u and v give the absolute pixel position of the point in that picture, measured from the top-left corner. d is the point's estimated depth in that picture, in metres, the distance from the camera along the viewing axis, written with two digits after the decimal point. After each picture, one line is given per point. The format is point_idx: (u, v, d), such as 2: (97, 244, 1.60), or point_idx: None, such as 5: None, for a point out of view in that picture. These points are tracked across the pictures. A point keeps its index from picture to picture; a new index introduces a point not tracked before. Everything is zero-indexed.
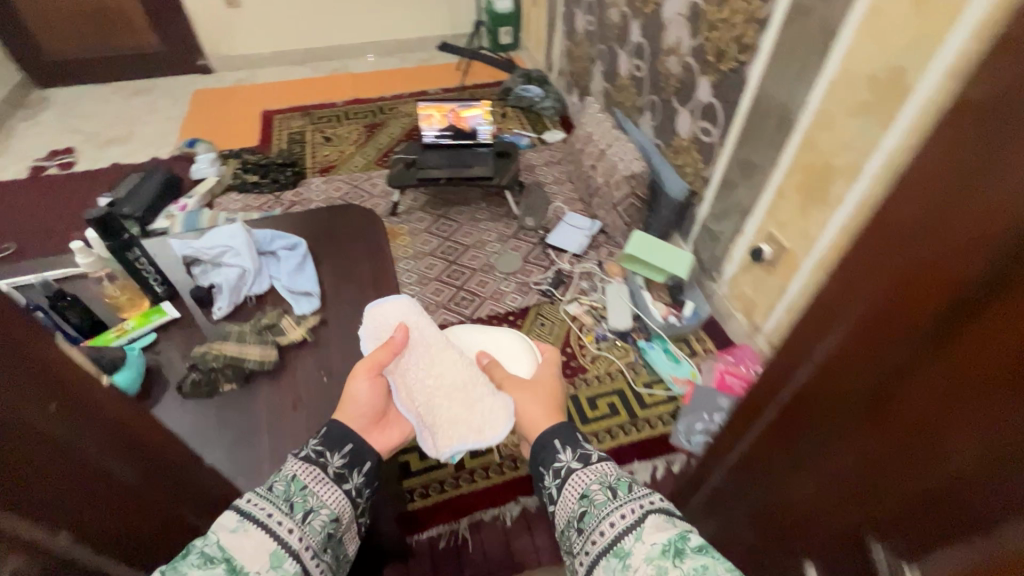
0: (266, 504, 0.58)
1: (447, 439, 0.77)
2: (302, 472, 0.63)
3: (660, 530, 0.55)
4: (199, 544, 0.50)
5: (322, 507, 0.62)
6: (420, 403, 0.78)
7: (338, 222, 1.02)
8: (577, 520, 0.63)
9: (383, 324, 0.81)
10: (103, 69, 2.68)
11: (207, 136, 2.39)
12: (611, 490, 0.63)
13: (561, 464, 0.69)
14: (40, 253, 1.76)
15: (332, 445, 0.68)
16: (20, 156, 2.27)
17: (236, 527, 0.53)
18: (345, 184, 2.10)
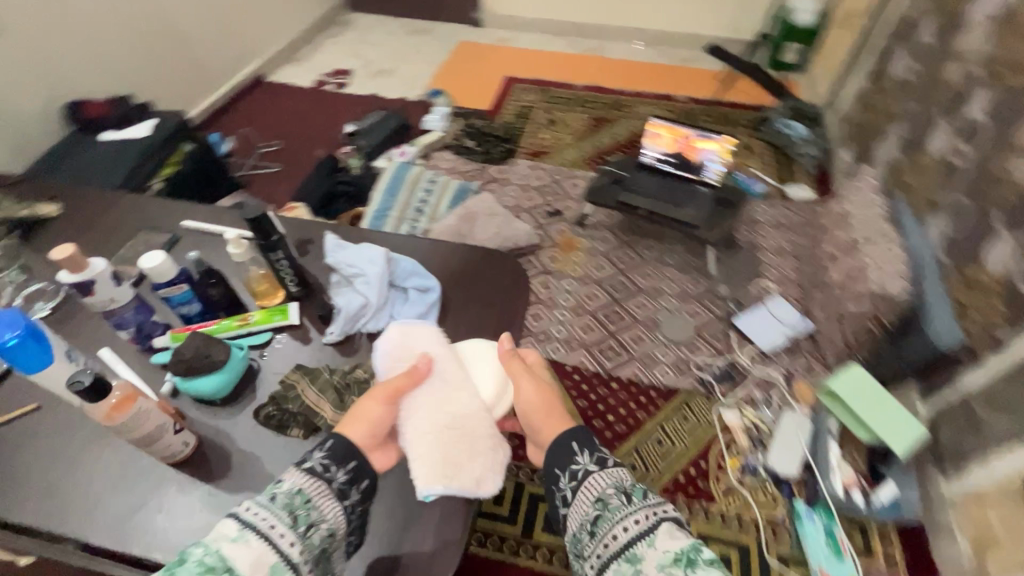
0: (265, 513, 0.57)
1: (434, 474, 0.65)
2: (306, 485, 0.61)
3: (682, 551, 0.57)
4: (197, 553, 0.53)
5: (321, 517, 0.60)
6: (417, 426, 0.68)
7: (488, 267, 0.89)
8: (592, 525, 0.63)
9: (410, 345, 0.74)
10: (398, 5, 2.99)
11: (451, 87, 2.52)
12: (625, 498, 0.63)
13: (578, 467, 0.68)
14: (292, 158, 2.08)
15: (338, 458, 0.64)
16: (313, 65, 2.67)
17: (236, 537, 0.55)
18: (547, 175, 2.03)
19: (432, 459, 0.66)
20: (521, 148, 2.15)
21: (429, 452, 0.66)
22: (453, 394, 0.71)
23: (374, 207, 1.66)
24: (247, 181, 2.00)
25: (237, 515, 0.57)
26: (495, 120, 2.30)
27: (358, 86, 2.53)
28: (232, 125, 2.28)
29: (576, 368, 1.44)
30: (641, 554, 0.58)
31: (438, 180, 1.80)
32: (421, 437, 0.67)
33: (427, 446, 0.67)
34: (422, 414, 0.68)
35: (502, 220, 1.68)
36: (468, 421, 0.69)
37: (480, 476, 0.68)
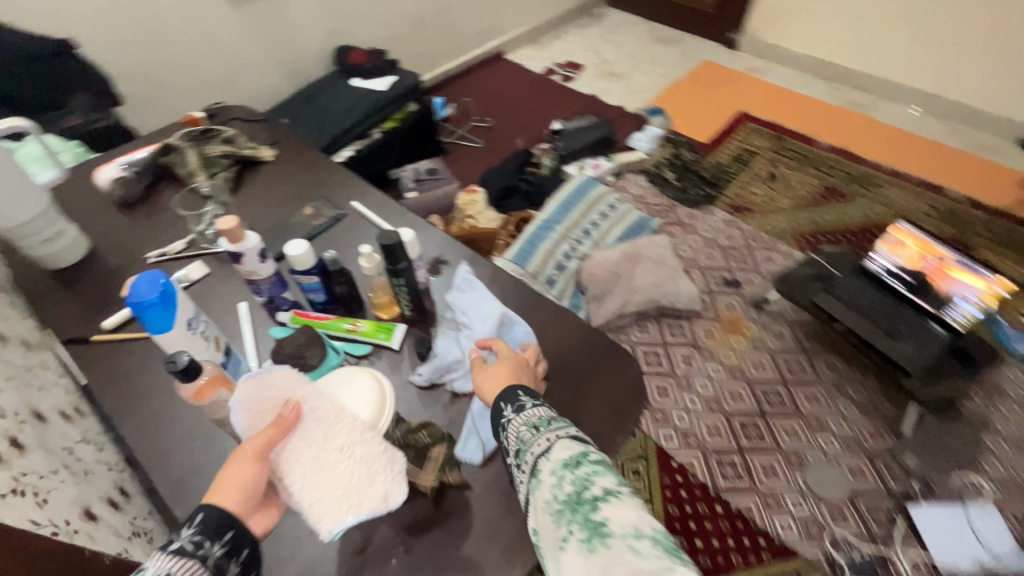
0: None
1: (337, 511, 0.46)
2: (175, 567, 0.41)
3: (573, 455, 0.47)
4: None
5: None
6: (299, 475, 0.47)
7: (607, 367, 0.66)
8: (513, 458, 0.51)
9: (263, 388, 0.49)
10: (653, 9, 2.87)
11: (675, 108, 2.34)
12: (534, 425, 0.51)
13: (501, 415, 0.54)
14: (495, 141, 2.15)
15: (211, 530, 0.44)
16: (550, 52, 2.71)
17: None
18: (741, 237, 1.78)
19: (333, 497, 0.46)
20: (723, 197, 1.91)
21: (323, 491, 0.47)
22: (328, 422, 0.49)
23: (545, 216, 1.59)
24: (449, 149, 2.12)
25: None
26: (707, 157, 2.08)
27: (582, 83, 2.50)
28: (458, 92, 2.42)
29: (682, 468, 1.26)
30: (540, 470, 0.47)
31: (620, 206, 1.69)
32: (309, 483, 0.47)
33: (318, 486, 0.47)
34: (298, 458, 0.47)
35: (668, 275, 1.51)
36: (355, 444, 0.48)
37: (386, 491, 0.49)
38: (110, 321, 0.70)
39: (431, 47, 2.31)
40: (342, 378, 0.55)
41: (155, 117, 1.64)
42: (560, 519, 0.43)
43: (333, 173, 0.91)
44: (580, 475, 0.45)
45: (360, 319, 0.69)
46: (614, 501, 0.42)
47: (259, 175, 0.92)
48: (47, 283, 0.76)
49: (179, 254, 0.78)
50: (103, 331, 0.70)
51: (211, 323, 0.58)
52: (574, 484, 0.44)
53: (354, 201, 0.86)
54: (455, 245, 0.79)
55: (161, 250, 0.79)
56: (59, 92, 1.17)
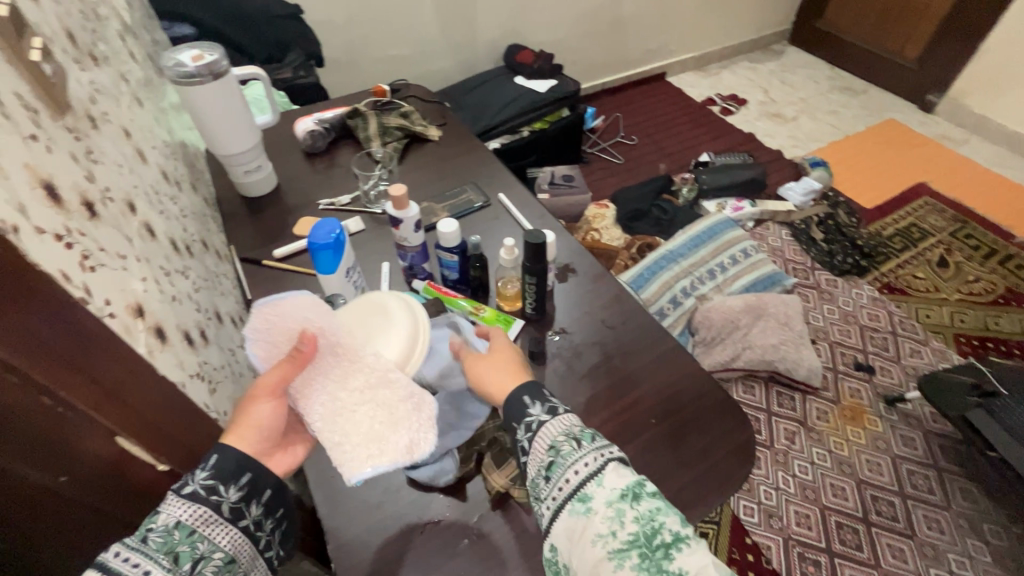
0: (132, 560, 0.39)
1: (357, 456, 0.47)
2: (186, 515, 0.42)
3: (629, 484, 0.43)
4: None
5: (210, 543, 0.42)
6: (321, 413, 0.49)
7: (713, 421, 0.63)
8: (544, 470, 0.47)
9: (280, 319, 0.51)
10: (844, 55, 2.65)
11: (841, 163, 2.14)
12: (575, 438, 0.47)
13: (531, 417, 0.50)
14: (637, 161, 2.13)
15: (226, 473, 0.44)
16: (716, 81, 2.61)
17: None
18: (889, 320, 1.58)
19: (353, 441, 0.48)
20: (876, 272, 1.72)
21: (342, 434, 0.48)
22: (349, 362, 0.50)
23: (671, 248, 1.53)
24: (589, 160, 2.14)
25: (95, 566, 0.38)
26: (867, 224, 1.88)
27: (744, 119, 2.37)
28: (610, 105, 2.42)
29: (755, 547, 1.16)
30: (591, 496, 0.43)
31: (753, 255, 1.58)
32: (329, 425, 0.49)
33: (340, 429, 0.49)
34: (321, 396, 0.49)
35: (791, 340, 1.40)
36: (375, 388, 0.50)
37: (410, 440, 0.48)
38: (280, 251, 0.80)
39: (597, 58, 2.34)
40: (371, 310, 0.56)
41: (342, 80, 1.85)
42: (616, 556, 0.40)
43: (490, 163, 0.97)
44: (642, 510, 0.41)
45: (483, 306, 0.72)
46: (685, 550, 0.39)
47: (425, 152, 1.00)
48: (238, 207, 0.90)
49: (344, 207, 0.89)
50: (273, 259, 0.81)
51: (361, 275, 0.65)
52: (638, 520, 0.41)
53: (501, 193, 0.91)
54: (587, 257, 0.80)
55: (331, 200, 0.90)
56: (280, 47, 1.36)
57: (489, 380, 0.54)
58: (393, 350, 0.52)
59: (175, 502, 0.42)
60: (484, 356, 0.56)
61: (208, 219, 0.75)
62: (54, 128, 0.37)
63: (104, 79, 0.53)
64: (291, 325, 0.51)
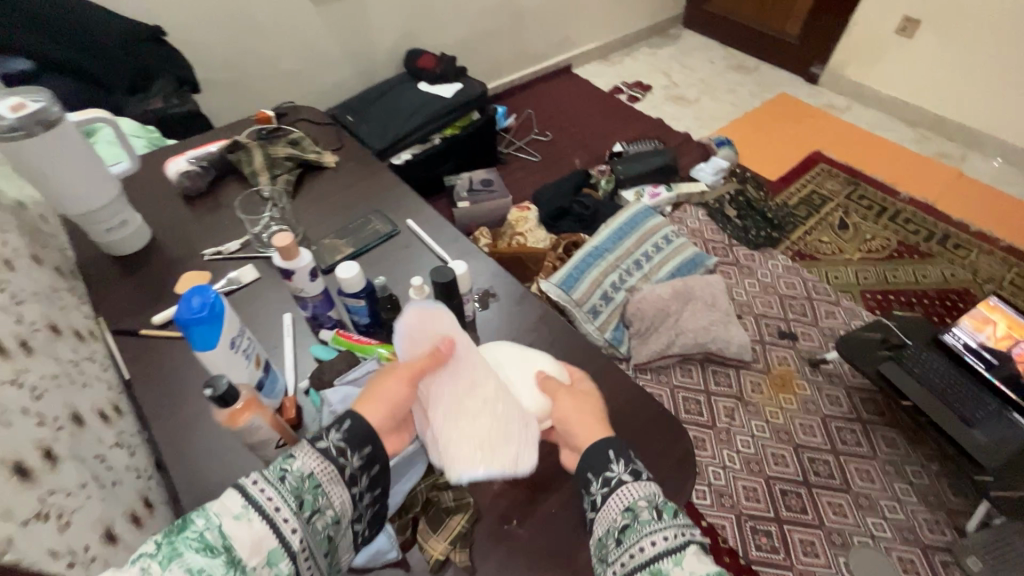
0: (269, 491, 0.46)
1: (472, 459, 0.55)
2: (318, 468, 0.48)
3: (708, 572, 0.45)
4: (198, 527, 0.42)
5: (322, 503, 0.48)
6: (448, 412, 0.57)
7: (649, 437, 0.61)
8: (617, 533, 0.50)
9: (431, 323, 0.61)
10: (733, 35, 2.78)
11: (744, 139, 2.25)
12: (656, 509, 0.50)
13: (612, 474, 0.53)
14: (554, 156, 2.12)
15: (354, 439, 0.51)
16: (619, 69, 2.66)
17: (238, 515, 0.44)
18: (803, 285, 1.68)
19: (472, 445, 0.56)
20: (787, 242, 1.81)
21: (463, 437, 0.56)
22: (479, 373, 0.60)
23: (597, 243, 1.53)
24: (505, 160, 2.10)
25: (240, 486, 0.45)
26: (775, 196, 1.98)
27: (650, 104, 2.43)
28: (521, 102, 2.40)
29: (711, 529, 1.18)
30: (667, 573, 0.46)
31: (674, 240, 1.62)
32: (454, 425, 0.56)
33: (461, 429, 0.56)
34: (450, 398, 0.57)
35: (720, 320, 1.44)
36: (501, 401, 0.59)
37: (518, 455, 0.57)
38: (159, 317, 0.71)
39: (501, 56, 2.30)
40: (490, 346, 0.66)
41: (227, 102, 1.69)
42: None
43: (394, 186, 0.91)
44: None
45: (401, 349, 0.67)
46: None
47: (321, 181, 0.92)
48: (103, 269, 0.78)
49: (233, 255, 0.79)
50: (152, 326, 0.71)
51: (253, 340, 0.57)
52: None
53: (410, 219, 0.85)
54: (507, 278, 0.77)
55: (217, 248, 0.80)
56: (143, 75, 1.21)
57: (574, 426, 0.58)
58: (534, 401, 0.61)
59: (310, 453, 0.49)
60: (575, 394, 0.61)
61: (62, 294, 0.64)
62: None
63: None
64: (439, 329, 0.60)
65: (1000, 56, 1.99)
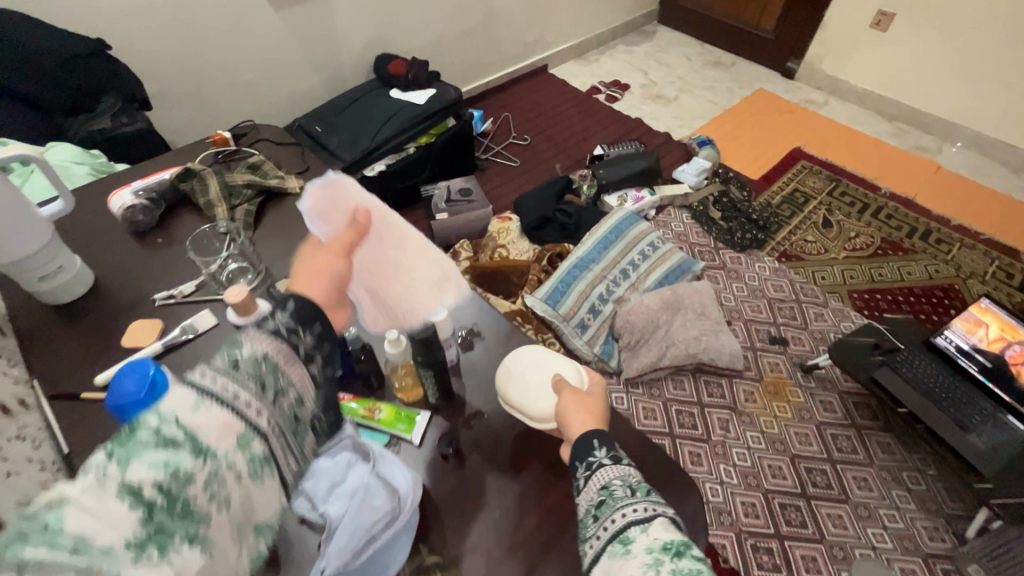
0: (224, 377, 0.35)
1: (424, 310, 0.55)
2: (271, 348, 0.39)
3: (673, 540, 0.40)
4: (151, 424, 0.31)
5: (286, 391, 0.39)
6: (385, 279, 0.54)
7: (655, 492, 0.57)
8: (592, 511, 0.45)
9: (336, 197, 0.55)
10: (709, 31, 2.75)
11: (725, 137, 2.22)
12: (631, 486, 0.45)
13: (593, 457, 0.49)
14: (534, 161, 2.06)
15: (305, 320, 0.42)
16: (595, 68, 2.61)
17: (197, 404, 0.33)
18: (791, 287, 1.65)
19: (421, 297, 0.55)
20: (773, 242, 1.79)
21: (407, 294, 0.55)
22: (400, 231, 0.56)
23: (582, 253, 1.48)
24: (484, 166, 2.04)
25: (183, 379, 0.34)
26: (758, 195, 1.96)
27: (629, 104, 2.39)
28: (497, 105, 2.33)
29: (713, 550, 1.14)
30: (632, 540, 0.41)
31: (661, 247, 1.57)
32: (394, 287, 0.54)
33: (402, 288, 0.55)
34: (383, 263, 0.54)
35: (711, 329, 1.41)
36: (428, 251, 0.57)
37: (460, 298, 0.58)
38: (102, 376, 0.63)
39: (475, 59, 2.23)
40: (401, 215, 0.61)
41: (186, 117, 1.59)
42: None
43: None
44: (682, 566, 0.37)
45: (379, 407, 0.60)
46: None
47: (285, 208, 0.85)
48: (41, 321, 0.70)
49: (188, 298, 0.72)
50: (96, 387, 0.63)
51: None
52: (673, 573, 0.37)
53: None
54: (493, 313, 0.71)
55: (169, 291, 0.73)
56: (87, 94, 1.12)
57: (565, 417, 0.54)
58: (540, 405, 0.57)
59: (256, 337, 0.39)
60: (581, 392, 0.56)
61: None
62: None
63: None
64: (347, 201, 0.55)
65: (973, 48, 2.00)
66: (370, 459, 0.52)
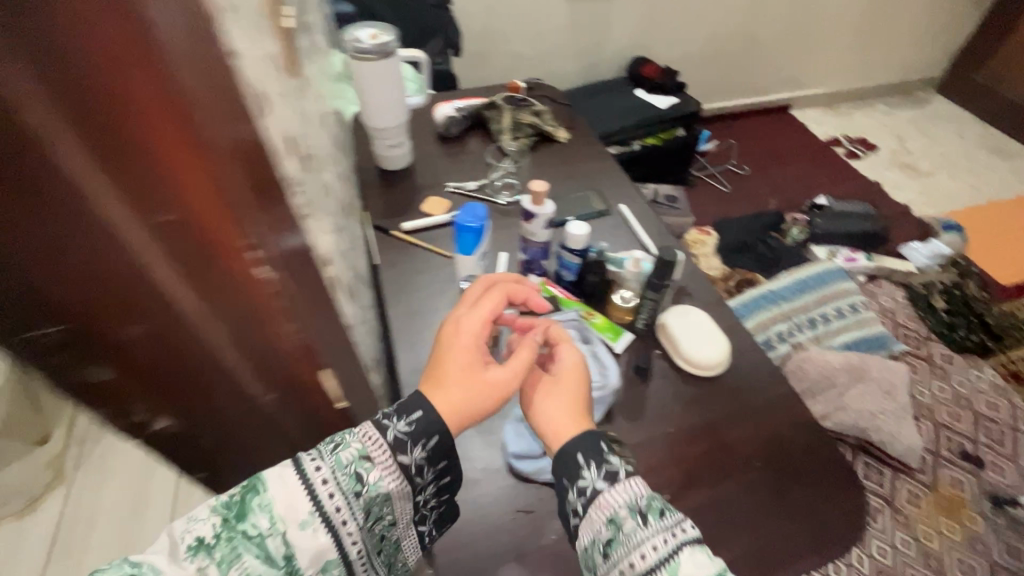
0: (339, 496, 0.38)
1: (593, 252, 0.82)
2: (391, 480, 0.41)
3: None
4: (258, 527, 0.35)
5: (393, 517, 0.42)
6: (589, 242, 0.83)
7: (816, 483, 0.59)
8: (600, 546, 0.41)
9: (619, 221, 0.88)
10: (1001, 114, 2.39)
11: (980, 230, 1.94)
12: (639, 513, 0.41)
13: (585, 482, 0.43)
14: (746, 192, 2.04)
15: (421, 431, 0.43)
16: (843, 120, 2.45)
17: (305, 522, 0.36)
18: (1008, 411, 1.42)
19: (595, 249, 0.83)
20: (1002, 357, 1.54)
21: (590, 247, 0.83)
22: (620, 238, 0.85)
23: (774, 288, 1.48)
24: (694, 182, 2.08)
25: (302, 487, 0.37)
26: (1000, 303, 1.69)
27: (871, 166, 2.21)
28: (726, 131, 2.33)
29: None
30: None
31: (862, 312, 1.48)
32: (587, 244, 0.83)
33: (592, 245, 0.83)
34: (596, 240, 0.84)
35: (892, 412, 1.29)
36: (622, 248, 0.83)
37: None
38: (408, 225, 0.86)
39: (720, 81, 2.26)
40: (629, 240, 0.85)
41: (468, 71, 1.91)
42: None
43: (614, 172, 0.97)
44: None
45: (597, 314, 0.71)
46: None
47: (551, 152, 1.02)
48: (373, 176, 0.96)
49: (470, 193, 0.92)
50: (401, 231, 0.86)
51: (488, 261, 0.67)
52: None
53: (622, 205, 0.91)
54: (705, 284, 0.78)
55: (458, 184, 0.94)
56: (423, 33, 1.43)
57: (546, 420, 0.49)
58: (705, 354, 0.66)
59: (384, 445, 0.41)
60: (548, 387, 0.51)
61: None
62: (278, 68, 0.41)
63: (309, 46, 0.58)
64: (619, 224, 0.87)
65: None
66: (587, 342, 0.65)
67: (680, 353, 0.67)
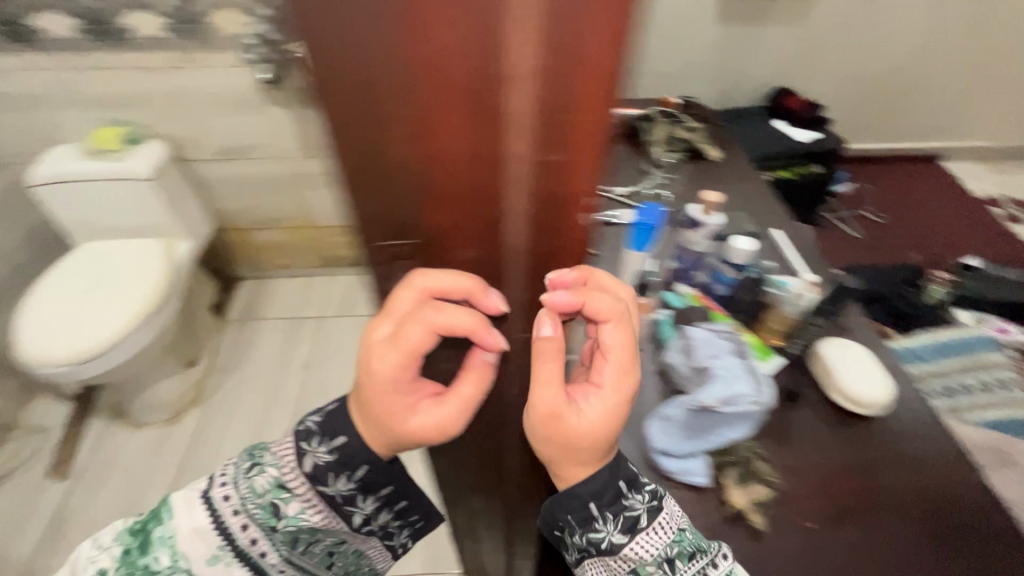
0: (252, 529, 0.41)
1: None
2: (310, 513, 0.41)
3: None
4: (161, 563, 0.40)
5: (334, 542, 0.43)
6: None
7: (990, 549, 0.55)
8: None
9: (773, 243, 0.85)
10: None
11: None
12: (665, 564, 0.39)
13: (598, 535, 0.40)
14: (882, 241, 1.89)
15: (345, 460, 0.41)
16: (1006, 180, 2.20)
17: (211, 558, 0.41)
18: None
19: None
20: None
21: None
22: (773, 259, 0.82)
23: (911, 345, 1.40)
24: (823, 223, 1.96)
25: (208, 523, 0.41)
26: None
27: None
28: (864, 174, 2.18)
29: None
30: None
31: (1014, 390, 1.34)
32: None
33: None
34: None
35: None
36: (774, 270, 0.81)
37: None
38: None
39: (868, 122, 2.12)
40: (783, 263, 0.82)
41: None
42: None
43: (768, 198, 0.95)
44: None
45: (747, 331, 0.71)
46: None
47: (701, 169, 1.01)
48: None
49: (619, 197, 0.94)
50: None
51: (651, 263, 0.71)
52: None
53: (775, 229, 0.89)
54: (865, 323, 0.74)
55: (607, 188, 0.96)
56: None
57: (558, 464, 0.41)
58: (867, 390, 0.63)
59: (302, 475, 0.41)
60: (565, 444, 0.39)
61: None
62: None
63: None
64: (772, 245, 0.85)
65: None
66: (743, 359, 0.64)
67: (838, 386, 0.65)
